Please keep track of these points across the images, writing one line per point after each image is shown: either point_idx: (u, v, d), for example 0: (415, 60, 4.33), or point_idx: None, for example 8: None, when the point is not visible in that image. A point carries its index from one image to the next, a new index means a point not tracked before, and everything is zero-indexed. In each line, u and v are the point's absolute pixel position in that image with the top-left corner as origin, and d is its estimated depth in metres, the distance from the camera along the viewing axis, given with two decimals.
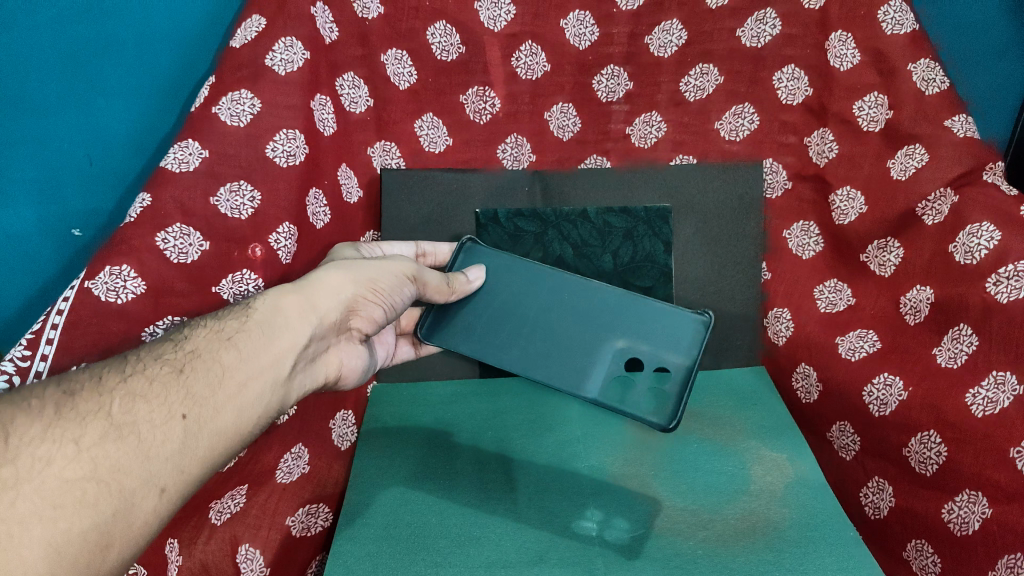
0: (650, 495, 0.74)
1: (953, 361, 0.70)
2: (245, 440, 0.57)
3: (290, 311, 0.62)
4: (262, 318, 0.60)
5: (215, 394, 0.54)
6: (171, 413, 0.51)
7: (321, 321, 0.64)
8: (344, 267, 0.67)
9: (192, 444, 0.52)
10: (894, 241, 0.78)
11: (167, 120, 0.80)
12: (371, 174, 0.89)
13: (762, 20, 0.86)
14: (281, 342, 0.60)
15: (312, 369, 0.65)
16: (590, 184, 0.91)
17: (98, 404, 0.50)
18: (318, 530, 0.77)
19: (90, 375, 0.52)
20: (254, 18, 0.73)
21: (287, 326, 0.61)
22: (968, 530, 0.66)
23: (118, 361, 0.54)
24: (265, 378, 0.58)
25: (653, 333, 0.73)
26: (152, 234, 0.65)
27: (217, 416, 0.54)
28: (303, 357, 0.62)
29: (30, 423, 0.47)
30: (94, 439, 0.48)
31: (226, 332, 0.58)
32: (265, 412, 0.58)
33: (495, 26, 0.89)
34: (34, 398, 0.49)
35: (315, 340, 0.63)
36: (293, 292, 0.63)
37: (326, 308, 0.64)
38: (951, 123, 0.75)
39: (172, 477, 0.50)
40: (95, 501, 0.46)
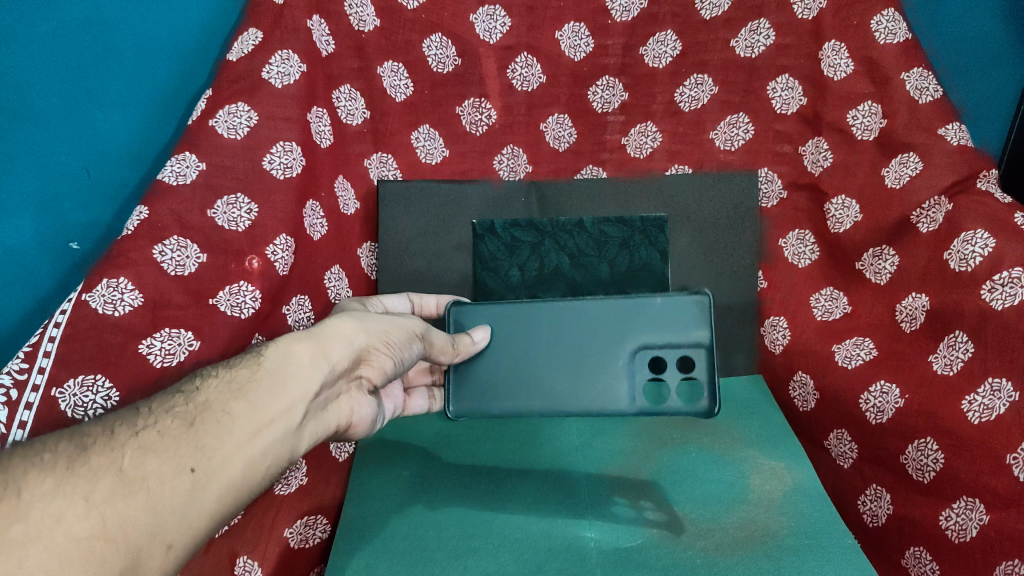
0: (647, 507, 0.74)
1: (949, 369, 0.70)
2: (254, 494, 0.53)
3: (302, 358, 0.59)
4: (274, 366, 0.57)
5: (225, 444, 0.51)
6: (180, 466, 0.48)
7: (334, 368, 0.60)
8: (354, 317, 0.65)
9: (200, 498, 0.49)
10: (889, 249, 0.79)
11: (166, 131, 0.80)
12: (369, 185, 0.89)
13: (755, 30, 0.87)
14: (293, 390, 0.57)
15: (324, 418, 0.60)
16: (588, 194, 0.92)
17: (110, 457, 0.47)
18: (316, 542, 0.78)
19: (103, 428, 0.49)
20: (251, 31, 0.74)
21: (299, 373, 0.58)
22: (966, 537, 0.66)
23: (129, 411, 0.51)
24: (276, 429, 0.54)
25: (661, 324, 0.74)
26: (149, 247, 0.65)
27: (227, 468, 0.51)
28: (315, 407, 0.59)
29: (41, 478, 0.45)
30: (104, 494, 0.45)
31: (238, 381, 0.55)
32: (276, 464, 0.55)
33: (490, 38, 0.91)
34: (46, 451, 0.47)
35: (325, 388, 0.60)
36: (305, 340, 0.60)
37: (338, 355, 0.61)
38: (944, 131, 0.75)
39: (181, 533, 0.47)
40: (101, 561, 0.43)
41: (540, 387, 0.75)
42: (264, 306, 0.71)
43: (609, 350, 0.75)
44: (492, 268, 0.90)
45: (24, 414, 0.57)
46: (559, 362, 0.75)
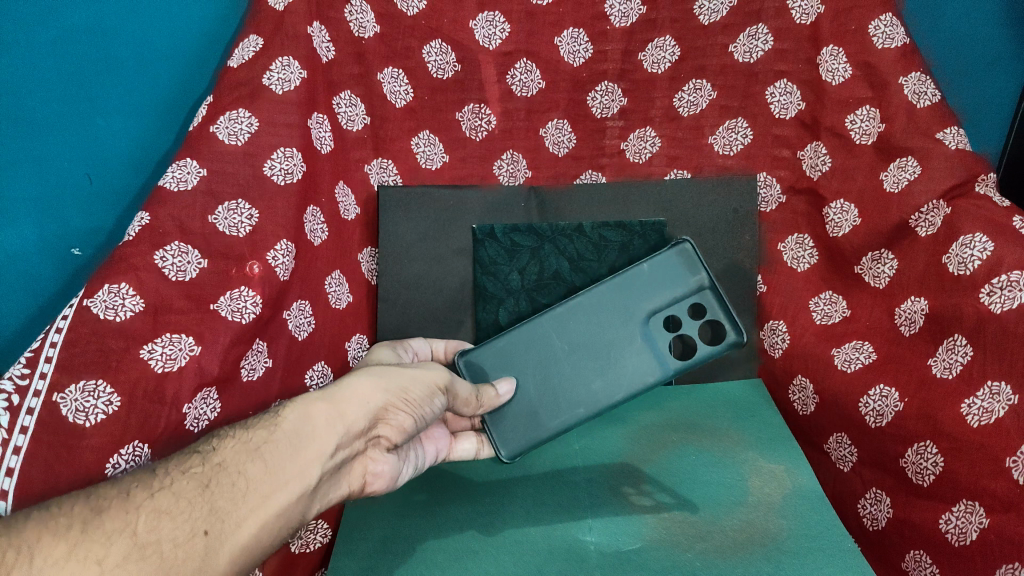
0: (648, 508, 0.74)
1: (947, 372, 0.70)
2: (267, 554, 0.57)
3: (318, 421, 0.62)
4: (291, 428, 0.60)
5: (237, 508, 0.55)
6: (194, 529, 0.53)
7: (349, 430, 0.63)
8: (375, 374, 0.68)
9: (212, 561, 0.53)
10: (888, 252, 0.79)
11: (167, 137, 0.81)
12: (369, 191, 0.89)
13: (753, 36, 0.88)
14: (308, 453, 0.60)
15: (337, 479, 0.64)
16: (586, 200, 0.93)
17: (124, 522, 0.51)
18: (316, 547, 0.77)
19: (118, 490, 0.53)
20: (252, 38, 0.74)
21: (314, 436, 0.61)
22: (966, 540, 0.66)
23: (146, 472, 0.55)
24: (289, 491, 0.58)
25: (656, 287, 0.78)
26: (150, 252, 0.65)
27: (238, 531, 0.54)
28: (329, 468, 0.62)
29: (56, 543, 0.48)
30: (118, 559, 0.49)
31: (254, 443, 0.59)
32: (288, 525, 0.58)
33: (490, 44, 0.91)
34: (62, 515, 0.50)
35: (341, 448, 0.63)
36: (323, 401, 0.63)
37: (355, 416, 0.64)
38: (942, 135, 0.75)
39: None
40: None
41: (577, 394, 0.77)
42: (264, 312, 0.72)
43: (620, 326, 0.78)
44: (492, 272, 0.91)
45: (26, 418, 0.58)
46: (584, 366, 0.78)
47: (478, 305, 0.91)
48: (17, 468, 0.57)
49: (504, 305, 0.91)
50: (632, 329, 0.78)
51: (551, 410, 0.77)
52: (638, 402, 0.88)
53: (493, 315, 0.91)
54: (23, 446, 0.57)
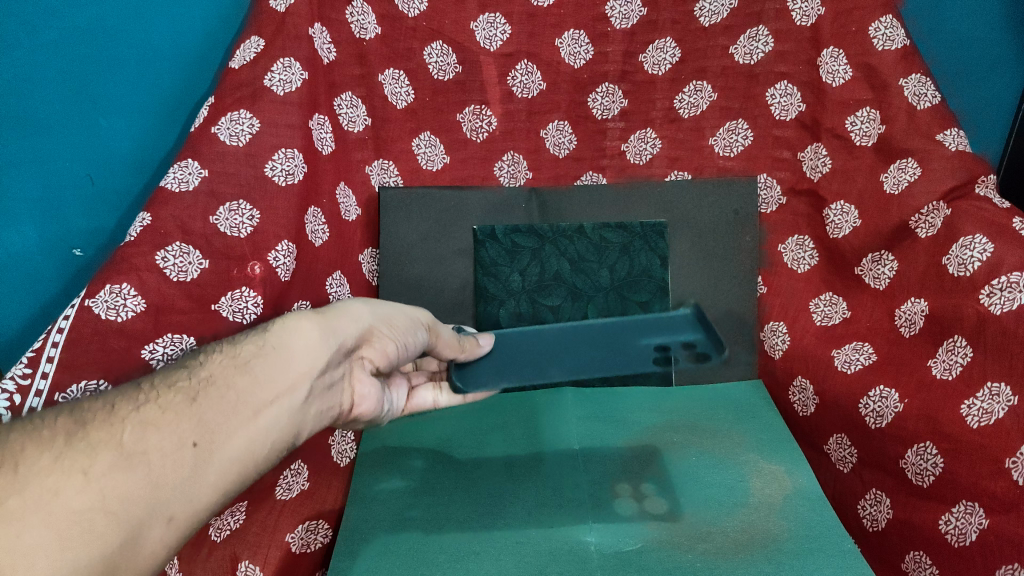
0: (655, 513, 0.73)
1: (948, 373, 0.70)
2: (257, 468, 0.53)
3: (310, 334, 0.59)
4: (281, 343, 0.58)
5: (227, 420, 0.51)
6: (182, 440, 0.48)
7: (342, 346, 0.61)
8: (364, 300, 0.67)
9: (202, 471, 0.48)
10: (888, 254, 0.79)
11: (168, 138, 0.81)
12: (370, 192, 0.90)
13: (754, 37, 0.88)
14: (298, 366, 0.57)
15: (330, 398, 0.61)
16: (586, 200, 0.93)
17: (109, 433, 0.47)
18: (317, 547, 0.78)
19: (103, 405, 0.49)
20: (253, 39, 0.74)
21: (306, 349, 0.58)
22: (966, 541, 0.66)
23: (131, 388, 0.52)
24: (279, 403, 0.55)
25: (668, 329, 0.85)
26: (152, 252, 0.65)
27: (228, 443, 0.51)
28: (319, 386, 0.59)
29: (39, 453, 0.44)
30: (104, 468, 0.45)
31: (242, 358, 0.56)
32: (280, 441, 0.55)
33: (491, 46, 0.91)
34: (46, 429, 0.46)
35: (331, 365, 0.60)
36: (312, 316, 0.61)
37: (345, 332, 0.62)
38: (942, 137, 0.75)
39: (182, 505, 0.47)
40: (103, 533, 0.43)
41: (551, 366, 0.79)
42: (265, 313, 0.72)
43: (630, 335, 0.83)
44: (493, 273, 0.91)
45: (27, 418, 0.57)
46: (575, 346, 0.80)
47: (479, 305, 0.91)
48: None
49: (504, 306, 0.91)
50: (630, 335, 0.83)
51: (518, 377, 0.78)
52: (640, 403, 0.89)
53: (495, 313, 0.91)
54: None
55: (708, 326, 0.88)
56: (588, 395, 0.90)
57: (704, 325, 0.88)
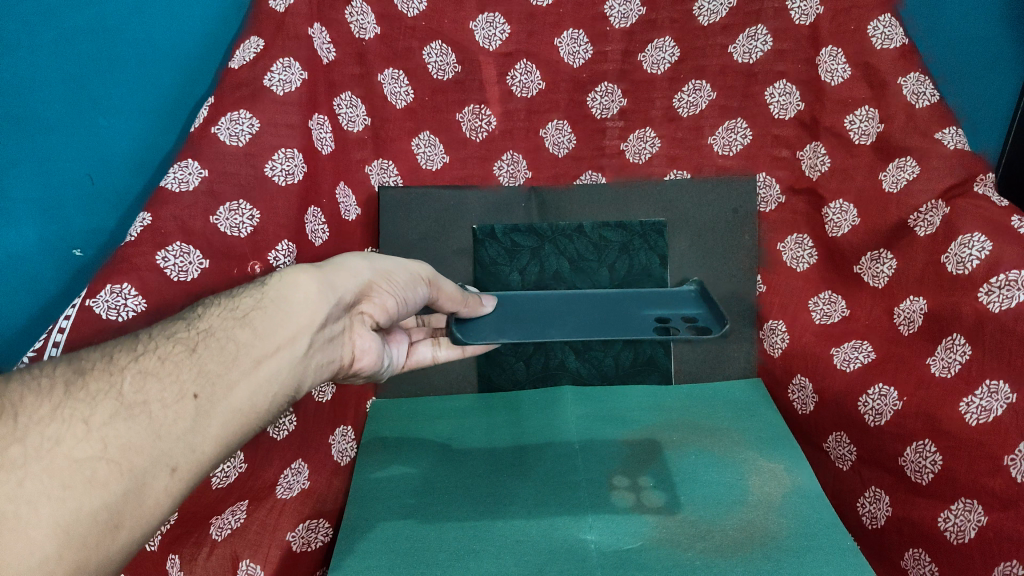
0: (652, 507, 0.74)
1: (946, 371, 0.70)
2: (261, 419, 0.53)
3: (308, 287, 0.58)
4: (279, 294, 0.57)
5: (228, 370, 0.51)
6: (182, 391, 0.48)
7: (341, 300, 0.60)
8: (361, 254, 0.66)
9: (203, 423, 0.48)
10: (886, 252, 0.79)
11: (169, 138, 0.83)
12: (369, 192, 0.90)
13: (753, 36, 0.88)
14: (298, 319, 0.56)
15: (330, 351, 0.60)
16: (586, 199, 0.93)
17: (109, 383, 0.47)
18: (318, 545, 0.78)
19: (102, 354, 0.49)
20: (253, 39, 0.75)
21: (304, 301, 0.57)
22: (965, 539, 0.66)
23: (130, 339, 0.51)
24: (279, 355, 0.54)
25: (659, 302, 0.78)
26: (152, 252, 0.65)
27: (230, 394, 0.50)
28: (320, 338, 0.58)
29: (39, 404, 0.45)
30: (104, 418, 0.45)
31: (241, 310, 0.55)
32: (281, 393, 0.55)
33: (490, 45, 0.91)
34: (45, 377, 0.46)
35: (330, 318, 0.59)
36: (311, 270, 0.60)
37: (345, 286, 0.61)
38: (941, 135, 0.76)
39: (185, 456, 0.47)
40: (105, 481, 0.43)
41: (552, 322, 0.74)
42: None
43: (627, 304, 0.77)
44: (492, 272, 0.91)
45: None
46: (579, 307, 0.77)
47: None
48: None
49: None
50: (631, 308, 0.76)
51: (517, 333, 0.73)
52: (638, 402, 0.89)
53: None
54: None
55: (712, 301, 0.77)
56: (588, 395, 0.90)
57: (707, 301, 0.78)
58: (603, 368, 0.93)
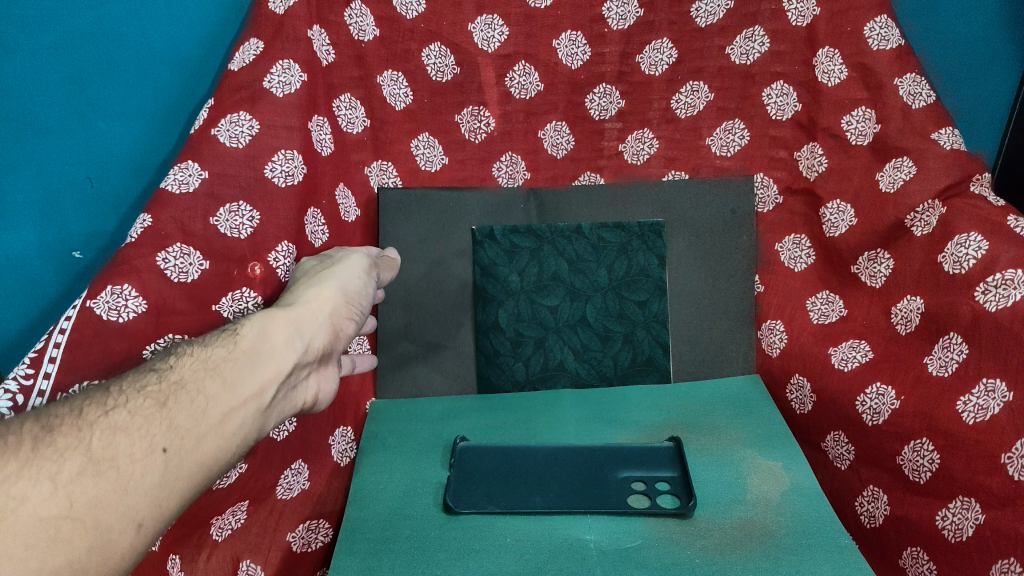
0: (671, 508, 0.73)
1: (943, 370, 0.71)
2: (223, 470, 0.54)
3: (277, 339, 0.60)
4: (250, 345, 0.59)
5: (198, 424, 0.52)
6: (152, 445, 0.49)
7: (308, 347, 0.63)
8: (329, 289, 0.69)
9: (171, 477, 0.49)
10: (884, 252, 0.80)
11: (168, 142, 0.82)
12: (368, 193, 0.90)
13: (750, 37, 0.88)
14: (266, 371, 0.58)
15: (293, 396, 0.63)
16: (584, 200, 0.94)
17: (78, 438, 0.47)
18: (318, 545, 0.78)
19: (71, 408, 0.49)
20: (252, 41, 0.75)
21: (272, 353, 0.60)
22: (962, 537, 0.67)
23: (99, 391, 0.51)
24: (247, 407, 0.56)
25: None
26: (152, 254, 0.65)
27: (198, 447, 0.51)
28: (285, 386, 0.61)
29: (5, 459, 0.44)
30: (72, 474, 0.45)
31: (214, 360, 0.56)
32: (244, 443, 0.56)
33: (489, 47, 0.91)
34: (10, 434, 0.46)
35: (297, 367, 0.62)
36: (282, 319, 0.62)
37: (312, 335, 0.64)
38: (936, 136, 0.76)
39: (151, 510, 0.48)
40: (69, 539, 0.43)
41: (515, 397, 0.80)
42: None
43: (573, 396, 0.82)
44: (492, 273, 0.92)
45: None
46: None
47: (479, 305, 0.92)
48: None
49: (502, 306, 0.92)
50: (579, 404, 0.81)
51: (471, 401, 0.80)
52: (637, 402, 0.90)
53: (494, 315, 0.92)
54: None
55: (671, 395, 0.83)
56: (587, 397, 0.91)
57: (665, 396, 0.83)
58: (601, 368, 0.93)
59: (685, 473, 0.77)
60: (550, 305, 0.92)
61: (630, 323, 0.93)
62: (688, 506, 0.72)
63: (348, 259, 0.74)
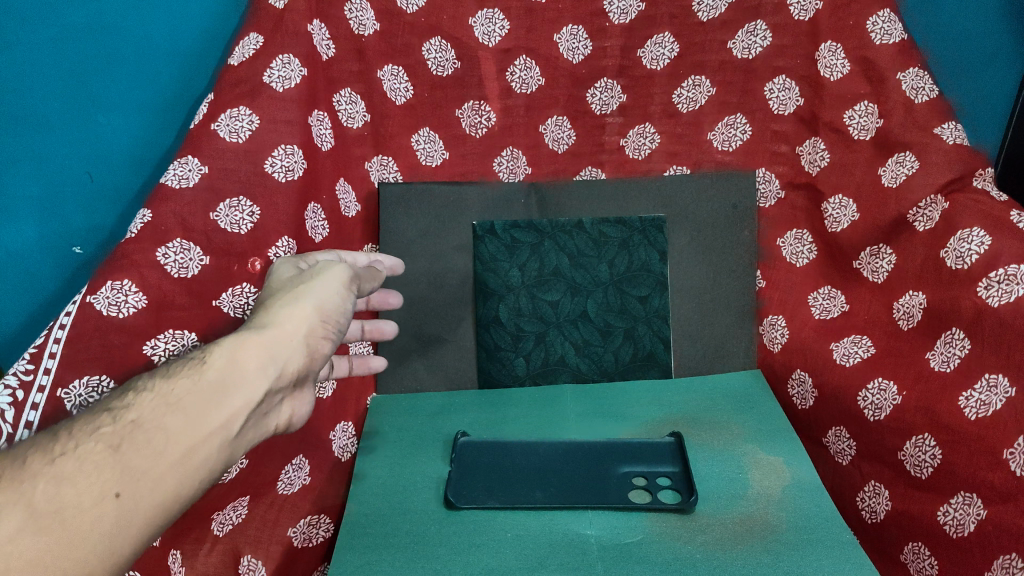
0: (671, 504, 0.73)
1: (945, 365, 0.71)
2: (188, 513, 0.49)
3: (247, 363, 0.54)
4: (215, 373, 0.53)
5: (153, 466, 0.47)
6: (103, 493, 0.44)
7: (283, 371, 0.57)
8: (307, 303, 0.61)
9: (124, 526, 0.45)
10: (886, 247, 0.79)
11: (168, 136, 0.81)
12: (369, 188, 0.90)
13: (752, 32, 0.88)
14: (234, 400, 0.52)
15: (268, 424, 0.57)
16: (585, 195, 0.94)
17: (18, 491, 0.43)
18: (319, 541, 0.77)
19: (14, 459, 0.45)
20: (252, 36, 0.75)
21: (242, 380, 0.53)
22: (963, 532, 0.66)
23: (47, 439, 0.47)
24: (212, 443, 0.50)
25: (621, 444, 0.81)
26: (152, 249, 0.65)
27: (155, 491, 0.46)
28: (257, 415, 0.54)
29: None
30: (10, 531, 0.41)
31: (173, 393, 0.51)
32: (211, 482, 0.51)
33: (489, 41, 0.90)
34: None
35: (271, 392, 0.56)
36: (253, 340, 0.56)
37: (288, 356, 0.57)
38: (941, 130, 0.76)
39: (103, 563, 0.43)
40: None
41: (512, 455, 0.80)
42: None
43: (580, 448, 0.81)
44: (492, 268, 0.92)
45: (31, 413, 0.57)
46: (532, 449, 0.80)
47: (479, 301, 0.92)
48: None
49: (503, 302, 0.92)
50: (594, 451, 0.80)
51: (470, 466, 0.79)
52: (638, 397, 0.90)
53: (495, 311, 0.92)
54: None
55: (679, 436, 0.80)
56: (588, 392, 0.91)
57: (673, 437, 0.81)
58: (602, 363, 0.93)
59: (686, 469, 0.77)
60: (551, 300, 0.92)
61: (631, 318, 0.92)
62: (689, 502, 0.72)
63: (329, 270, 0.66)
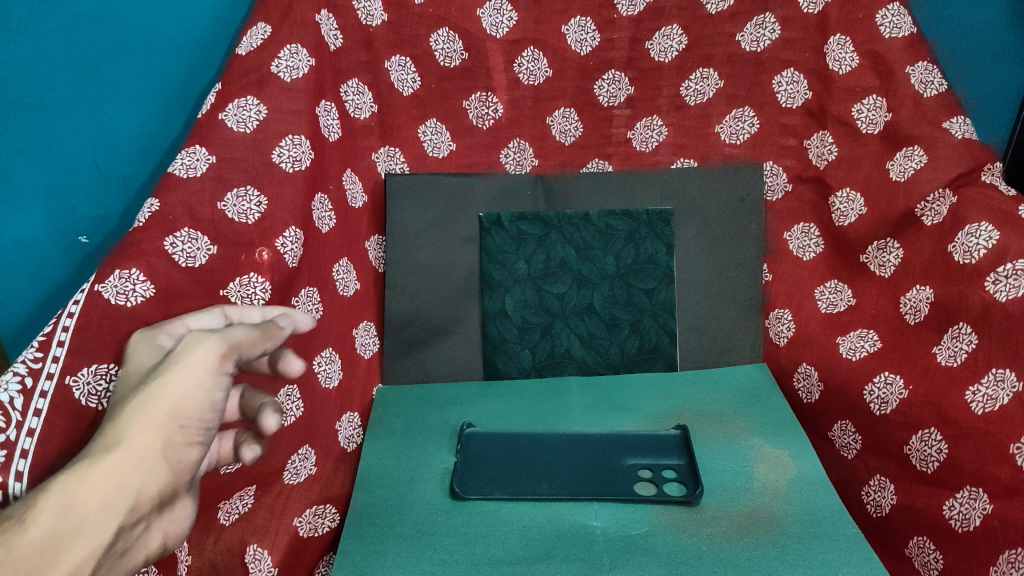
0: (678, 497, 0.73)
1: (952, 360, 0.71)
2: None
3: (83, 511, 0.47)
4: (42, 532, 0.45)
5: None
6: None
7: (136, 502, 0.50)
8: (163, 413, 0.52)
9: None
10: (893, 241, 0.79)
11: (175, 125, 0.81)
12: (376, 179, 0.90)
13: (761, 25, 0.87)
14: (70, 558, 0.45)
15: (121, 557, 0.52)
16: (592, 188, 0.93)
17: None
18: (326, 531, 0.77)
19: None
20: (260, 25, 0.74)
21: (79, 529, 0.46)
22: (969, 527, 0.66)
23: None
24: None
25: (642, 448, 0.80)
26: (160, 238, 0.65)
27: None
28: (107, 557, 0.49)
29: None
30: None
31: None
32: None
33: (497, 32, 0.89)
34: None
35: (123, 530, 0.49)
36: (94, 477, 0.48)
37: (145, 481, 0.50)
38: (948, 124, 0.76)
39: None
40: None
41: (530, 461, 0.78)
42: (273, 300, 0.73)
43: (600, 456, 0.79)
44: (498, 260, 0.92)
45: (39, 401, 0.56)
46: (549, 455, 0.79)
47: (485, 293, 0.92)
48: (30, 451, 0.55)
49: (509, 294, 0.92)
50: (613, 457, 0.79)
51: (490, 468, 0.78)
52: (644, 390, 0.90)
53: (501, 303, 0.92)
54: (38, 428, 0.56)
55: (692, 452, 0.78)
56: (594, 385, 0.91)
57: (689, 448, 0.79)
58: (608, 355, 0.93)
59: (692, 461, 0.77)
60: (557, 292, 0.92)
61: (637, 311, 0.92)
62: (694, 495, 0.72)
63: (187, 353, 0.55)
